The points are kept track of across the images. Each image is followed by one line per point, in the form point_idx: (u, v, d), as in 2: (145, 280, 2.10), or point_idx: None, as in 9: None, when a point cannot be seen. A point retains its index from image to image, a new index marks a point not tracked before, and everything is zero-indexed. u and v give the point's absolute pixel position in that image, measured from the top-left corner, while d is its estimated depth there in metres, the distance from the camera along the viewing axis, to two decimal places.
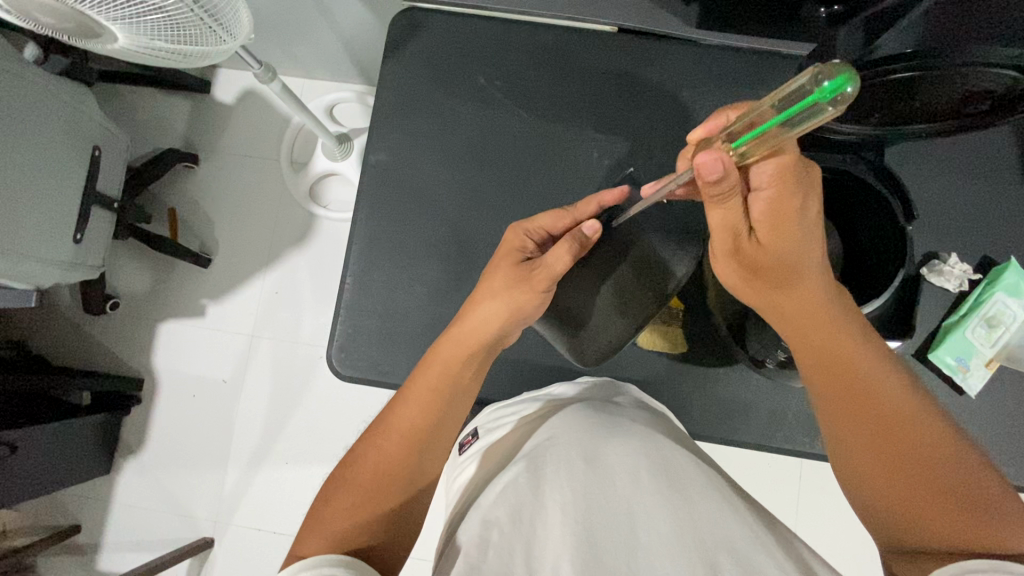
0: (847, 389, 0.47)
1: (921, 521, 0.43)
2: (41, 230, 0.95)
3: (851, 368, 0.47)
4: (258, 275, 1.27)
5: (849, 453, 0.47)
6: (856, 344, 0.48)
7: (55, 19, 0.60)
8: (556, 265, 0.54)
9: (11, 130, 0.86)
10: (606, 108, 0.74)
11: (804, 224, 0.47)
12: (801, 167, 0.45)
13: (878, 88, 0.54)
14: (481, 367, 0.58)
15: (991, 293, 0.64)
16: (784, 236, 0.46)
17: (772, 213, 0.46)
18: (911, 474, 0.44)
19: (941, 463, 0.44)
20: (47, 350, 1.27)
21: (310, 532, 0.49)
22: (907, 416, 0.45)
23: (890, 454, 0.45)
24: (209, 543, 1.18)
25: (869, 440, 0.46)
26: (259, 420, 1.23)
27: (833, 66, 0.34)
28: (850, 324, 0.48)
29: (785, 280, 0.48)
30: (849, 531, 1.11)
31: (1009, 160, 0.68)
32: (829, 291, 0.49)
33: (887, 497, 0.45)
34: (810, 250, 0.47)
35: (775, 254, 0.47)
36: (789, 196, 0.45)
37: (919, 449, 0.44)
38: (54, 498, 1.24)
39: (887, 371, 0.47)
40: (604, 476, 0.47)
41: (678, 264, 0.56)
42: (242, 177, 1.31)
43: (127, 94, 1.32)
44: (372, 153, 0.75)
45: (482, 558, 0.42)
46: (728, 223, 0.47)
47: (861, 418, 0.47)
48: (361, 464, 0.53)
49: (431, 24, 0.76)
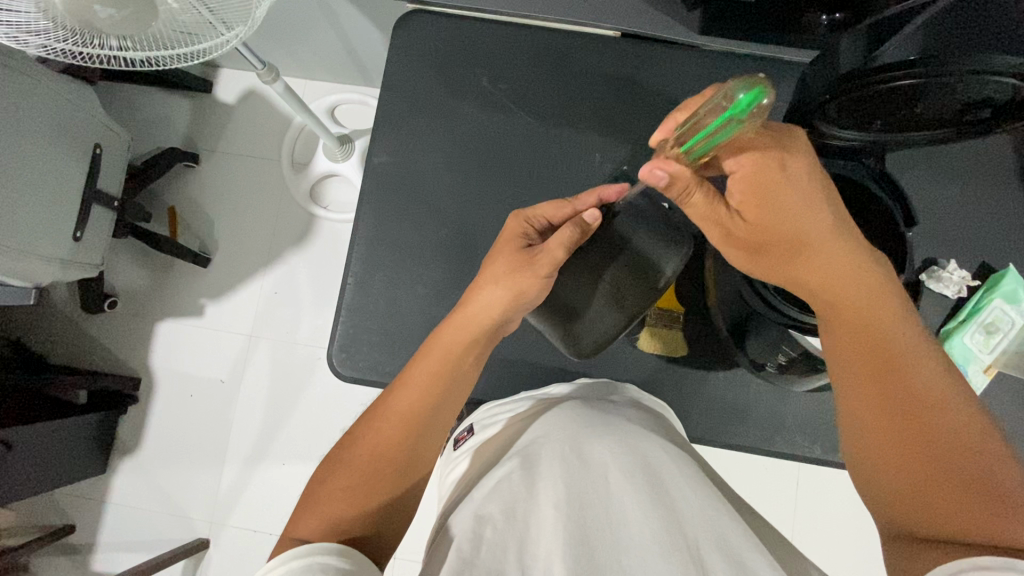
0: (870, 364, 0.47)
1: (930, 504, 0.42)
2: (40, 227, 0.94)
3: (875, 342, 0.47)
4: (258, 276, 1.27)
5: (868, 429, 0.46)
6: (884, 320, 0.47)
7: (109, 16, 0.57)
8: (558, 247, 0.54)
9: (12, 127, 0.86)
10: (610, 112, 0.75)
11: (810, 200, 0.47)
12: (772, 144, 0.47)
13: (879, 95, 0.53)
14: (482, 352, 0.58)
15: (989, 299, 0.65)
16: (776, 213, 0.47)
17: (756, 191, 0.47)
18: (924, 456, 0.43)
19: (963, 446, 0.42)
20: (43, 348, 1.27)
21: (305, 515, 0.49)
22: (929, 396, 0.44)
23: (912, 433, 0.44)
24: (204, 544, 1.17)
25: (885, 417, 0.45)
26: (256, 418, 1.22)
27: (745, 81, 0.38)
28: (878, 300, 0.48)
29: (797, 254, 0.49)
30: (848, 536, 1.11)
31: (1006, 168, 0.69)
32: (855, 265, 0.48)
33: (896, 479, 0.44)
34: (830, 224, 0.48)
35: (782, 227, 0.48)
36: (768, 172, 0.46)
37: (937, 432, 0.43)
38: (49, 497, 1.23)
39: (919, 351, 0.46)
40: (595, 478, 0.47)
41: (666, 262, 0.56)
42: (242, 177, 1.31)
43: (128, 93, 1.32)
44: (374, 154, 0.75)
45: (474, 553, 0.41)
46: (707, 209, 0.49)
47: (880, 392, 0.46)
48: (356, 447, 0.52)
49: (436, 27, 0.76)
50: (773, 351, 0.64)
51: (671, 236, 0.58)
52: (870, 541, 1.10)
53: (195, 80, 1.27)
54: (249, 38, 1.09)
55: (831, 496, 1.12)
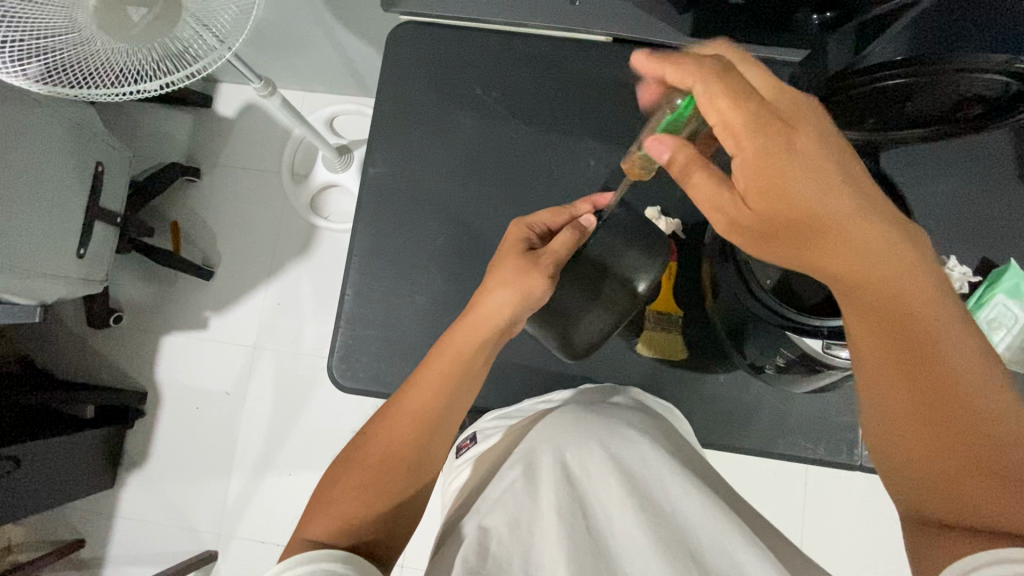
0: (895, 351, 0.40)
1: (955, 495, 0.38)
2: (44, 245, 0.95)
3: (901, 323, 0.40)
4: (260, 287, 1.28)
5: (889, 415, 0.41)
6: (916, 295, 0.39)
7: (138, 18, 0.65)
8: (562, 248, 0.56)
9: (13, 147, 0.87)
10: (604, 117, 0.75)
11: (822, 164, 0.39)
12: (754, 94, 0.40)
13: (869, 95, 0.52)
14: (491, 354, 0.58)
15: (992, 295, 0.63)
16: (782, 186, 0.39)
17: (771, 164, 0.39)
18: (944, 441, 0.38)
19: (991, 432, 0.37)
20: (49, 365, 1.28)
21: (317, 514, 0.49)
22: (963, 382, 0.38)
23: (935, 420, 0.38)
24: (211, 557, 1.17)
25: (909, 409, 0.39)
26: (262, 428, 1.23)
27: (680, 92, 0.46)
28: (911, 270, 0.39)
29: (809, 228, 0.40)
30: (857, 535, 1.10)
31: (1004, 163, 0.69)
32: (878, 229, 0.39)
33: (920, 472, 0.39)
34: (845, 184, 0.40)
35: (795, 195, 0.39)
36: (771, 133, 0.40)
37: (969, 423, 0.37)
38: (59, 512, 1.24)
39: (955, 327, 0.39)
40: (601, 486, 0.46)
41: (644, 275, 0.60)
42: (242, 190, 1.32)
43: (129, 110, 1.34)
44: (371, 165, 0.76)
45: (481, 565, 0.41)
46: (712, 195, 0.42)
47: (904, 377, 0.40)
48: (369, 445, 0.52)
49: (428, 37, 0.77)
50: (772, 354, 0.63)
51: (645, 247, 0.61)
52: (880, 541, 1.09)
53: (194, 95, 1.29)
54: (246, 52, 1.10)
55: (837, 496, 1.12)
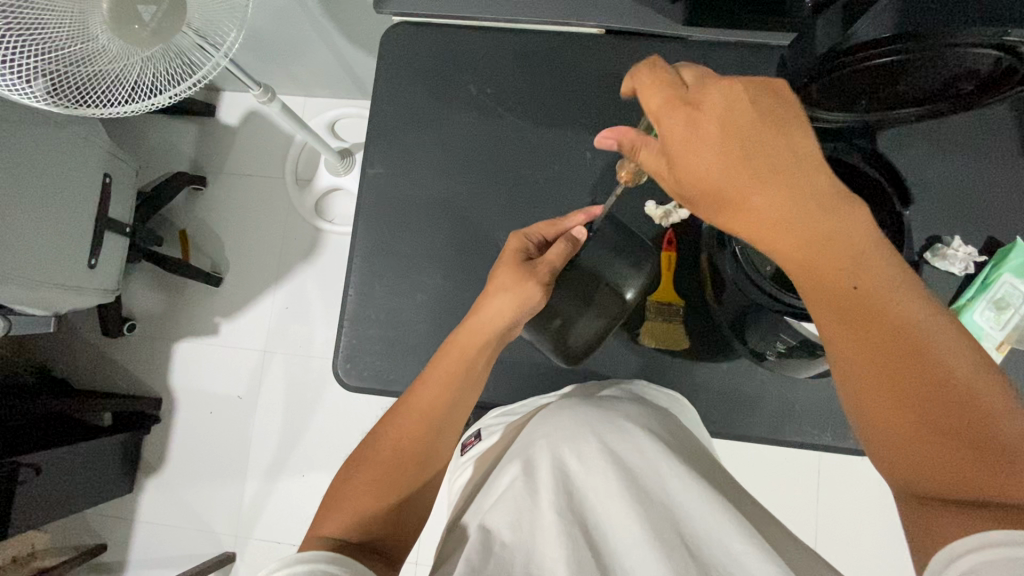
0: (852, 316, 0.38)
1: (935, 466, 0.35)
2: (56, 256, 0.97)
3: (850, 289, 0.38)
4: (269, 291, 1.29)
5: (856, 386, 0.38)
6: (863, 258, 0.38)
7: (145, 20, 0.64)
8: (556, 258, 0.57)
9: (25, 162, 0.90)
10: (599, 110, 0.75)
11: (741, 132, 0.38)
12: (671, 81, 0.40)
13: (858, 73, 0.52)
14: (492, 357, 0.58)
15: (998, 274, 0.62)
16: (709, 159, 0.38)
17: (692, 140, 0.39)
18: (914, 410, 0.36)
19: (960, 394, 0.35)
20: (68, 374, 1.31)
21: (330, 511, 0.49)
22: (921, 343, 0.36)
23: (904, 386, 0.36)
24: (229, 558, 1.19)
25: (876, 377, 0.37)
26: (275, 431, 1.24)
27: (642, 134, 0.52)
28: (858, 233, 0.38)
29: (741, 195, 0.39)
30: (877, 525, 1.09)
31: (1005, 142, 0.68)
32: (808, 194, 0.38)
33: (895, 448, 0.37)
34: (777, 147, 0.39)
35: (719, 167, 0.38)
36: (681, 113, 0.39)
37: (935, 387, 0.36)
38: (81, 517, 1.27)
39: (908, 288, 0.38)
40: (597, 483, 0.46)
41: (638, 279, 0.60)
42: (249, 196, 1.33)
43: (136, 121, 1.36)
44: (369, 166, 0.77)
45: (483, 564, 0.41)
46: (658, 168, 0.42)
47: (863, 344, 0.38)
48: (380, 441, 0.53)
49: (422, 37, 0.77)
50: (772, 341, 0.62)
51: (632, 258, 0.60)
52: (899, 529, 1.08)
53: (198, 105, 1.31)
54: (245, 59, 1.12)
55: (850, 487, 1.10)
